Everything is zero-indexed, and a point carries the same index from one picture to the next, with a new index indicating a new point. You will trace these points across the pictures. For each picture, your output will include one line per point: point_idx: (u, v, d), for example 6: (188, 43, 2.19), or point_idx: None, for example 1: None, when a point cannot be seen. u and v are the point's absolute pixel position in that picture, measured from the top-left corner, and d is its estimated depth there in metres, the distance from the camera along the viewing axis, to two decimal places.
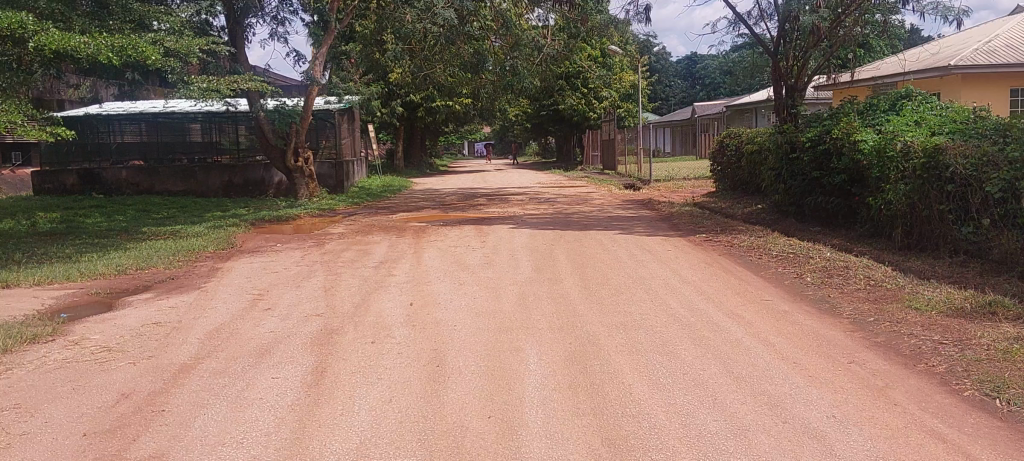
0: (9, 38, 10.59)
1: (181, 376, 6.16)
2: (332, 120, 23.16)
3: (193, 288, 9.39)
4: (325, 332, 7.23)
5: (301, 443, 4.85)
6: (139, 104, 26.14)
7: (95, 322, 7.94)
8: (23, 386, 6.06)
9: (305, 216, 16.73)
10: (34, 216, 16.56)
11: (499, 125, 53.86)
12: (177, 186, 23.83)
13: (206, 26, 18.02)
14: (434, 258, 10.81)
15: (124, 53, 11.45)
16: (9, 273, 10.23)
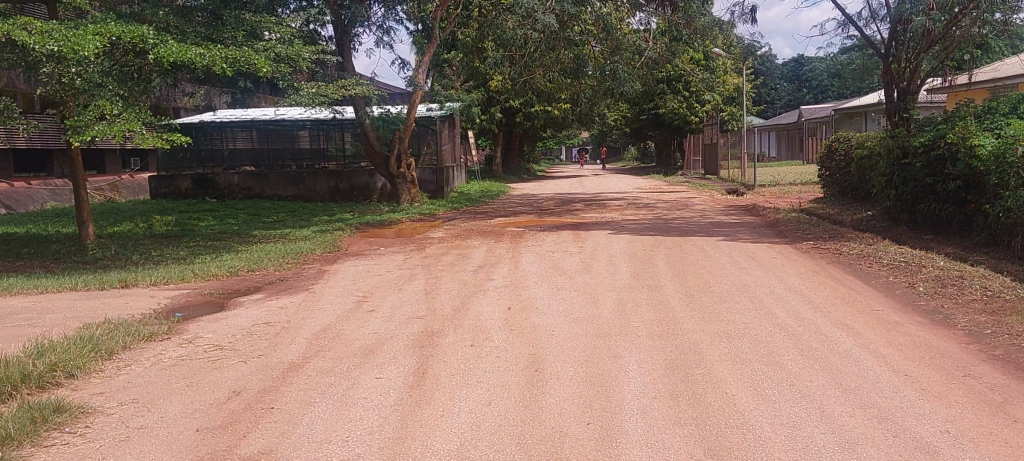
0: (131, 50, 11.14)
1: (287, 375, 6.35)
2: (434, 127, 23.51)
3: (301, 290, 9.67)
4: (426, 334, 7.34)
5: (403, 443, 4.92)
6: (251, 112, 27.09)
7: (208, 321, 8.25)
8: (141, 382, 6.36)
9: (407, 220, 17.02)
10: (150, 219, 17.33)
11: (599, 130, 53.74)
12: (287, 191, 24.55)
13: (315, 36, 18.58)
14: (532, 262, 10.86)
15: (237, 64, 11.88)
16: (129, 274, 10.75)
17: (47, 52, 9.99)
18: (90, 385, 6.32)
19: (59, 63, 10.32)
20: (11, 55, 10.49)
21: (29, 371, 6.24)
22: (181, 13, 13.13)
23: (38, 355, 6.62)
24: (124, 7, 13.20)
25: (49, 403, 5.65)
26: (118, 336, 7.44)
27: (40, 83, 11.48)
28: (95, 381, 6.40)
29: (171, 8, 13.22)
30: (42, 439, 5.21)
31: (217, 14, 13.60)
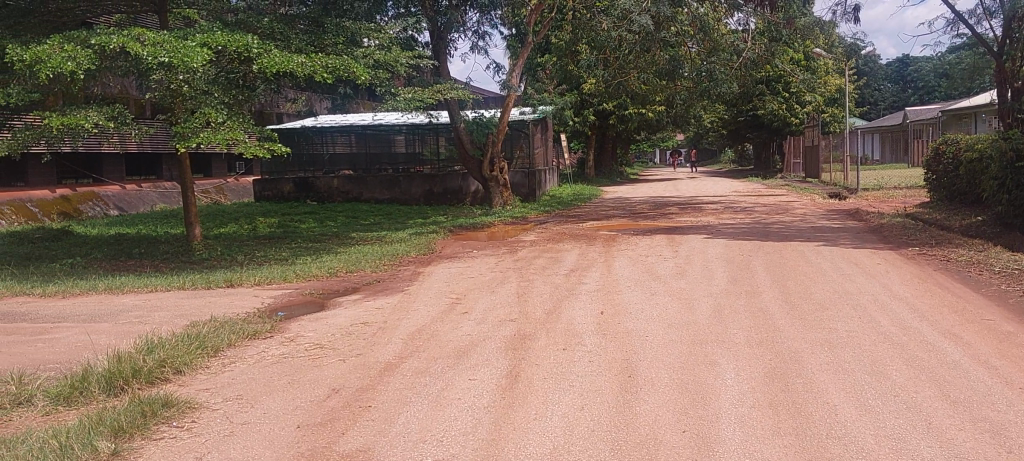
0: (236, 58, 11.51)
1: (384, 374, 6.46)
2: (527, 131, 23.58)
3: (397, 291, 9.84)
4: (519, 337, 7.36)
5: (497, 445, 4.95)
6: (350, 117, 27.70)
7: (308, 320, 8.48)
8: (245, 378, 6.57)
9: (500, 223, 17.11)
10: (254, 221, 17.89)
11: (695, 132, 53.07)
12: (383, 193, 25.01)
13: (412, 42, 18.88)
14: (626, 266, 10.78)
15: (337, 72, 12.16)
16: (234, 274, 11.12)
17: (158, 62, 10.41)
18: (196, 381, 6.55)
19: (169, 71, 10.74)
20: (125, 64, 10.97)
21: (140, 366, 6.51)
22: (283, 21, 13.53)
23: (149, 351, 6.91)
24: (230, 16, 13.66)
25: (158, 398, 5.88)
26: (224, 334, 7.70)
27: (151, 90, 11.97)
28: (201, 377, 6.64)
29: (275, 16, 13.63)
30: (152, 432, 5.42)
31: (318, 21, 13.96)
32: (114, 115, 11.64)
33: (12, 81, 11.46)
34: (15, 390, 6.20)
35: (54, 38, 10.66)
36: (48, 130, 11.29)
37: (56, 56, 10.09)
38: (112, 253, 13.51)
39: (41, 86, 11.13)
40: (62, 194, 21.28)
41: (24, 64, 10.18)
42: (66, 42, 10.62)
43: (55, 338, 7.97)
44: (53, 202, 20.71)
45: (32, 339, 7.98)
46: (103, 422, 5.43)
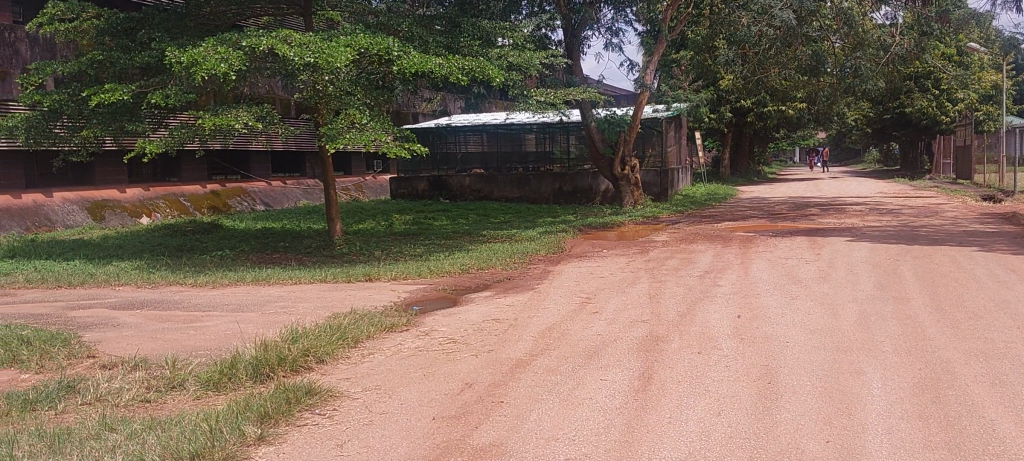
0: (376, 59, 11.83)
1: (516, 371, 6.50)
2: (659, 129, 23.30)
3: (528, 289, 9.90)
4: (652, 338, 7.28)
5: (632, 446, 4.90)
6: (484, 116, 28.10)
7: (442, 315, 8.65)
8: (382, 370, 6.75)
9: (630, 223, 16.95)
10: (391, 218, 18.35)
11: (839, 130, 51.15)
12: (514, 192, 25.33)
13: (545, 41, 18.96)
14: (763, 269, 10.48)
15: (473, 73, 12.35)
16: (372, 269, 11.43)
17: (305, 62, 10.79)
18: (336, 370, 6.78)
19: (314, 71, 11.14)
20: (274, 65, 11.45)
21: (286, 354, 6.79)
22: (421, 23, 13.84)
23: (293, 340, 7.19)
24: (370, 18, 14.06)
25: (301, 385, 6.11)
26: (362, 326, 7.94)
27: (297, 90, 12.45)
28: (341, 368, 6.86)
29: (414, 18, 13.95)
30: (296, 419, 5.63)
31: (455, 22, 14.24)
32: (263, 115, 12.17)
33: (171, 83, 12.17)
34: (171, 374, 6.56)
35: (209, 40, 11.22)
36: (201, 129, 11.91)
37: (210, 57, 10.62)
38: (259, 246, 14.15)
39: (196, 86, 11.75)
40: (212, 190, 22.41)
41: (182, 65, 10.77)
42: (220, 44, 11.15)
43: (207, 326, 8.42)
44: (205, 197, 21.85)
45: (186, 326, 8.44)
46: (251, 407, 5.67)
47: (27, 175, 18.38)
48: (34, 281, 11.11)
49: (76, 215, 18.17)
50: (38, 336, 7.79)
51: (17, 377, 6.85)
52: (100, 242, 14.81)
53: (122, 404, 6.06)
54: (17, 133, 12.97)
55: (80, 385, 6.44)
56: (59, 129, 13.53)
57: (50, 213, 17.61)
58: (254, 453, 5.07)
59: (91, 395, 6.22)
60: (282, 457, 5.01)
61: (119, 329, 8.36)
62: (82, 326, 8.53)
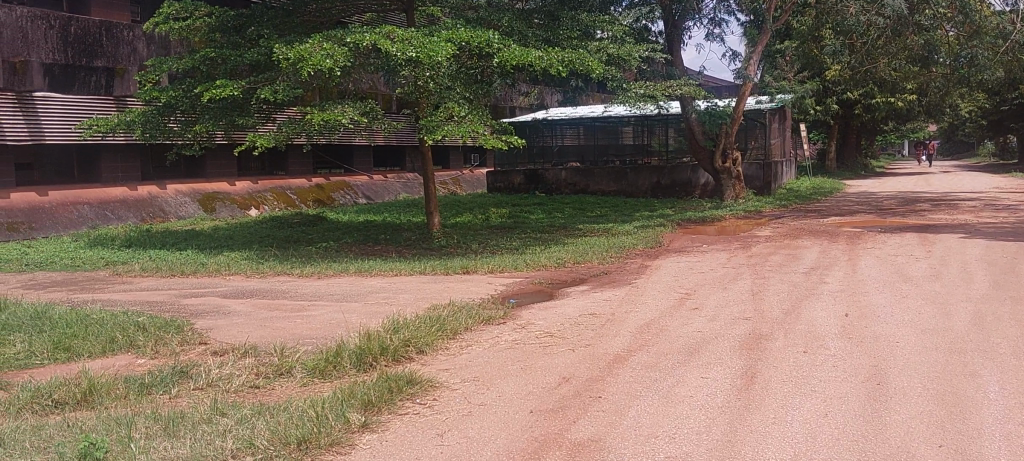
0: (476, 53, 11.91)
1: (614, 366, 6.46)
2: (763, 120, 22.84)
3: (626, 283, 9.83)
4: (755, 336, 7.13)
5: (734, 446, 4.80)
6: (581, 110, 28.02)
7: (540, 308, 8.67)
8: (480, 361, 6.82)
9: (731, 218, 16.63)
10: (488, 212, 18.47)
11: (954, 121, 49.01)
12: (611, 186, 24.95)
13: (645, 33, 18.76)
14: (871, 266, 10.15)
15: (572, 66, 12.33)
16: (470, 261, 11.54)
17: (407, 57, 10.95)
18: (435, 361, 6.88)
19: (416, 66, 11.31)
20: (377, 61, 11.67)
21: (387, 344, 6.92)
22: (521, 17, 13.83)
23: (395, 330, 7.33)
24: (471, 12, 14.16)
25: (403, 375, 6.21)
26: (460, 318, 8.03)
27: (398, 85, 12.65)
28: (440, 359, 6.96)
29: (514, 11, 13.98)
30: (398, 408, 5.74)
31: (554, 15, 14.22)
32: (366, 111, 12.44)
33: (277, 79, 12.53)
34: (278, 361, 6.76)
35: (315, 37, 11.49)
36: (305, 123, 12.22)
37: (316, 53, 10.88)
38: (361, 239, 14.44)
39: (303, 81, 12.06)
40: (316, 183, 22.98)
41: (289, 62, 11.06)
42: (326, 40, 11.42)
43: (313, 315, 8.65)
44: (309, 190, 22.39)
45: (293, 315, 8.70)
46: (355, 395, 5.80)
47: (143, 168, 19.23)
48: (150, 270, 11.60)
49: (188, 206, 18.90)
50: (154, 322, 8.13)
51: (135, 362, 7.17)
52: (210, 233, 15.35)
53: (232, 390, 6.29)
54: (134, 127, 13.54)
55: (193, 371, 6.70)
56: (172, 125, 14.09)
57: (163, 205, 18.37)
58: (358, 440, 5.19)
59: (203, 380, 6.47)
60: (385, 445, 5.11)
61: (230, 317, 8.66)
62: (193, 314, 8.85)
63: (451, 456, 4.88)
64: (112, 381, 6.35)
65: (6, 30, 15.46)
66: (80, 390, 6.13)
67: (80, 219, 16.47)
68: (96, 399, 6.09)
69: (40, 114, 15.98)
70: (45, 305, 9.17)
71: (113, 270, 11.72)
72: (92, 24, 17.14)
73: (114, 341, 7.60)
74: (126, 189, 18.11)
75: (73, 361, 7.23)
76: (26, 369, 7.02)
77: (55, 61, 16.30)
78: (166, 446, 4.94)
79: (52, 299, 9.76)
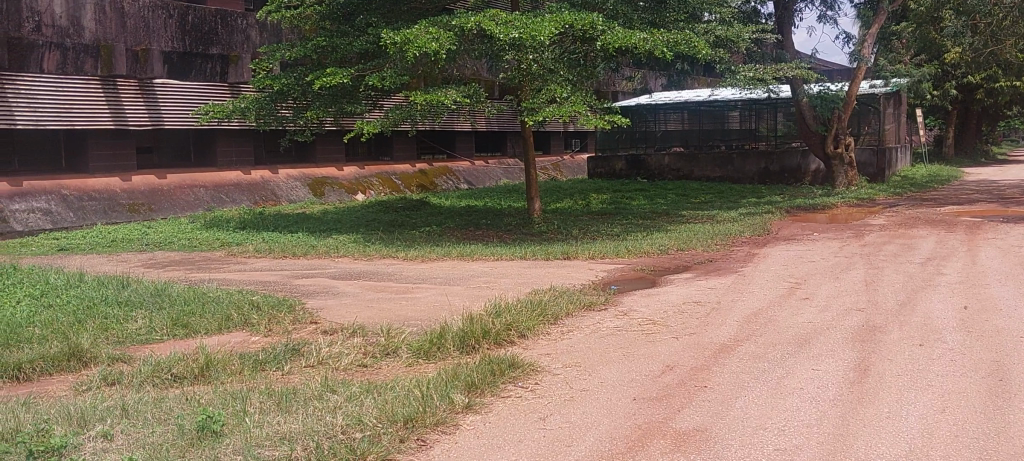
0: (580, 36, 11.86)
1: (719, 356, 6.35)
2: (876, 105, 22.07)
3: (732, 272, 9.64)
4: (868, 328, 6.89)
5: (846, 441, 4.66)
6: (686, 94, 27.62)
7: (642, 295, 8.59)
8: (582, 347, 6.80)
9: (842, 205, 16.12)
10: (590, 198, 18.38)
11: None
12: (715, 172, 24.52)
13: (754, 15, 18.31)
14: (993, 257, 9.69)
15: (678, 47, 12.16)
16: (571, 247, 11.52)
17: (510, 40, 11.01)
18: (537, 346, 6.90)
19: (519, 50, 11.39)
20: (481, 46, 11.77)
21: (489, 328, 6.98)
22: None
23: (497, 314, 7.38)
24: None
25: (504, 358, 6.25)
26: (562, 303, 8.03)
27: (502, 70, 12.70)
28: (542, 344, 6.98)
29: None
30: (501, 390, 5.78)
31: None
32: (470, 94, 12.55)
33: (386, 66, 12.77)
34: (385, 341, 6.90)
35: (421, 22, 11.64)
36: (413, 108, 12.43)
37: (422, 37, 11.03)
38: (464, 223, 14.60)
39: (409, 66, 12.24)
40: (420, 169, 23.32)
41: (396, 46, 11.24)
42: (432, 25, 11.55)
43: (418, 297, 8.81)
44: (414, 175, 22.77)
45: (398, 297, 8.87)
46: (458, 377, 5.85)
47: (256, 153, 19.87)
48: (263, 251, 11.99)
49: (298, 190, 19.45)
50: (267, 301, 8.42)
51: (249, 339, 7.42)
52: (320, 216, 15.77)
53: (341, 368, 6.46)
54: (248, 114, 13.98)
55: (304, 349, 6.90)
56: (284, 110, 14.51)
57: (274, 189, 18.96)
58: (462, 421, 5.25)
59: (314, 358, 6.66)
60: (488, 426, 5.16)
61: (339, 298, 8.90)
62: (304, 294, 9.12)
63: (554, 440, 4.89)
64: (228, 357, 6.59)
65: (128, 19, 16.14)
66: (197, 365, 6.39)
67: (196, 202, 17.14)
68: (213, 374, 6.34)
69: (158, 101, 16.69)
70: (165, 283, 9.58)
71: (228, 250, 12.17)
72: (209, 13, 17.76)
73: (229, 319, 7.89)
74: (239, 173, 18.76)
75: (192, 337, 7.55)
76: (147, 344, 7.37)
77: (173, 49, 16.97)
78: (279, 420, 5.10)
79: (172, 277, 10.20)
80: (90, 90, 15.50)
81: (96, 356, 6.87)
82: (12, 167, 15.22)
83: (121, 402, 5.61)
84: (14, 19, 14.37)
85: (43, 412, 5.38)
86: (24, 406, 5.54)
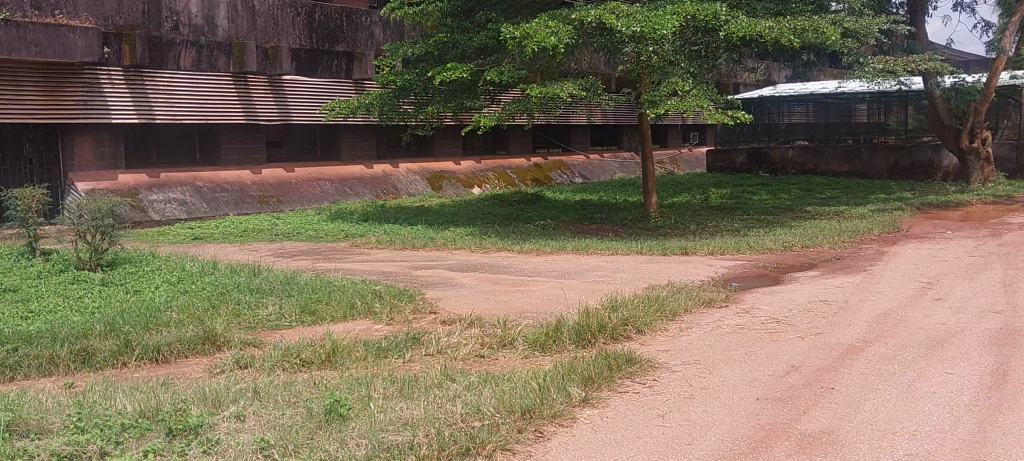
0: (703, 27, 11.72)
1: (846, 357, 6.17)
2: (1017, 98, 20.91)
3: (859, 270, 9.34)
4: (1007, 332, 6.56)
5: (984, 448, 4.46)
6: (811, 86, 26.81)
7: (765, 293, 8.42)
8: (703, 345, 6.71)
9: (978, 203, 15.36)
10: (709, 192, 18.09)
11: None
12: (841, 167, 23.72)
13: (885, 4, 17.64)
14: None
15: (806, 34, 11.90)
16: (690, 242, 11.37)
17: (632, 33, 10.94)
18: (655, 342, 6.86)
19: (640, 43, 11.31)
20: (600, 39, 11.73)
21: (606, 322, 6.97)
22: None
23: (614, 309, 7.37)
24: None
25: (622, 353, 6.24)
26: (681, 298, 7.95)
27: (620, 63, 12.65)
28: (660, 340, 6.94)
29: None
30: (618, 385, 5.78)
31: None
32: (588, 87, 12.55)
33: (505, 61, 12.91)
34: (503, 333, 6.99)
35: (541, 16, 11.71)
36: (531, 101, 12.51)
37: (542, 31, 11.10)
38: (579, 218, 14.60)
39: (528, 60, 12.33)
40: (536, 163, 23.45)
41: (517, 40, 11.35)
42: (551, 19, 11.60)
43: (535, 290, 8.88)
44: (529, 169, 22.92)
45: (516, 289, 8.96)
46: (575, 370, 5.88)
47: (378, 147, 20.38)
48: (385, 242, 12.30)
49: (417, 184, 19.85)
50: (389, 291, 8.65)
51: (373, 327, 7.65)
52: (438, 209, 16.04)
53: (461, 358, 6.59)
54: (372, 109, 14.37)
55: (425, 338, 7.05)
56: (406, 106, 14.83)
57: (395, 182, 19.42)
58: (580, 414, 5.28)
59: (434, 347, 6.82)
60: (606, 421, 5.17)
61: (458, 289, 9.06)
62: (424, 285, 9.33)
63: (674, 438, 4.86)
64: (353, 344, 6.81)
65: (259, 17, 16.84)
66: (324, 351, 6.63)
67: (321, 194, 17.70)
68: (339, 360, 6.57)
69: (285, 96, 17.32)
70: (293, 272, 9.96)
71: (352, 241, 12.56)
72: (334, 10, 18.33)
73: (354, 308, 8.15)
74: (361, 167, 19.28)
75: (319, 324, 7.84)
76: (278, 330, 7.68)
77: (301, 46, 17.57)
78: (402, 406, 5.24)
79: (300, 266, 10.59)
80: (223, 86, 16.24)
81: (229, 341, 7.21)
82: (151, 160, 16.10)
83: (253, 385, 5.88)
84: (154, 19, 15.27)
85: (180, 393, 5.68)
86: (164, 386, 5.87)
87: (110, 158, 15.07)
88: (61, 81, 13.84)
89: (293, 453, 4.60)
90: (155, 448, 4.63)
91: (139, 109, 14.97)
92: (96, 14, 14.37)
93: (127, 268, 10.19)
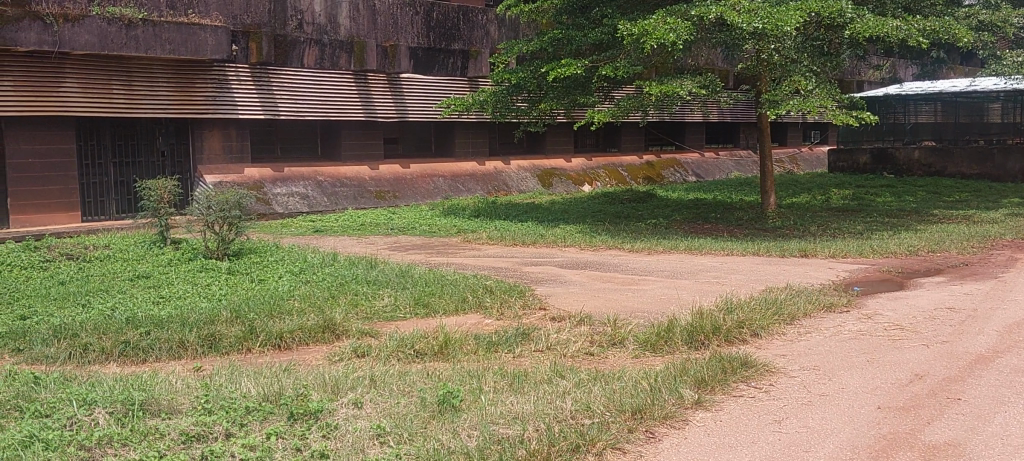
0: (827, 23, 11.42)
1: (975, 367, 5.92)
2: None
3: (990, 277, 8.93)
4: None
5: None
6: (941, 83, 25.81)
7: (888, 298, 8.15)
8: (821, 350, 6.56)
9: None
10: (829, 192, 17.59)
11: None
12: (971, 169, 22.74)
13: None
14: None
15: (936, 32, 11.44)
16: (808, 244, 11.09)
17: (752, 29, 10.75)
18: (771, 346, 6.74)
19: (761, 39, 11.12)
20: (718, 36, 11.56)
21: (720, 324, 6.89)
22: None
23: (729, 310, 7.28)
24: None
25: (736, 356, 6.17)
26: (799, 302, 7.79)
27: (738, 60, 12.44)
28: (777, 344, 6.81)
29: None
30: (732, 388, 5.72)
31: None
32: (705, 85, 12.37)
33: (620, 58, 12.88)
34: (613, 332, 7.00)
35: (659, 13, 11.62)
36: (646, 98, 12.44)
37: (660, 28, 11.00)
38: (691, 217, 14.44)
39: (643, 57, 12.26)
40: (648, 161, 23.28)
41: (633, 38, 11.30)
42: (669, 15, 11.49)
43: (647, 289, 8.85)
44: (641, 167, 22.77)
45: (627, 288, 8.95)
46: (688, 372, 5.85)
47: (491, 143, 20.61)
48: (496, 238, 12.46)
49: (528, 181, 20.01)
50: (500, 286, 8.78)
51: (483, 321, 7.78)
52: (550, 206, 16.12)
53: (571, 355, 6.64)
54: (486, 106, 14.53)
55: (534, 333, 7.13)
56: (520, 103, 14.96)
57: (507, 179, 19.63)
58: (692, 416, 5.26)
59: (545, 343, 6.89)
60: (719, 424, 5.12)
61: (569, 286, 9.11)
62: (534, 281, 9.42)
63: (790, 444, 4.78)
64: (465, 337, 6.95)
65: (379, 16, 17.32)
66: (437, 343, 6.79)
67: (435, 190, 18.04)
68: (451, 352, 6.72)
69: (402, 93, 17.72)
70: (408, 265, 10.21)
71: (464, 236, 12.77)
72: (451, 9, 18.64)
73: (465, 301, 8.31)
74: (474, 164, 19.54)
75: (431, 317, 8.02)
76: (392, 321, 7.89)
77: (419, 45, 17.96)
78: (512, 400, 5.33)
79: (415, 259, 10.83)
80: (344, 83, 16.74)
81: (347, 330, 7.48)
82: (275, 154, 16.75)
83: (370, 373, 6.08)
84: (279, 17, 15.86)
85: (301, 378, 5.92)
86: (286, 372, 6.13)
87: (237, 153, 15.77)
88: (192, 78, 14.54)
89: (408, 440, 4.74)
90: (277, 430, 4.84)
91: (264, 106, 15.59)
92: (226, 13, 15.02)
93: (252, 257, 10.66)
